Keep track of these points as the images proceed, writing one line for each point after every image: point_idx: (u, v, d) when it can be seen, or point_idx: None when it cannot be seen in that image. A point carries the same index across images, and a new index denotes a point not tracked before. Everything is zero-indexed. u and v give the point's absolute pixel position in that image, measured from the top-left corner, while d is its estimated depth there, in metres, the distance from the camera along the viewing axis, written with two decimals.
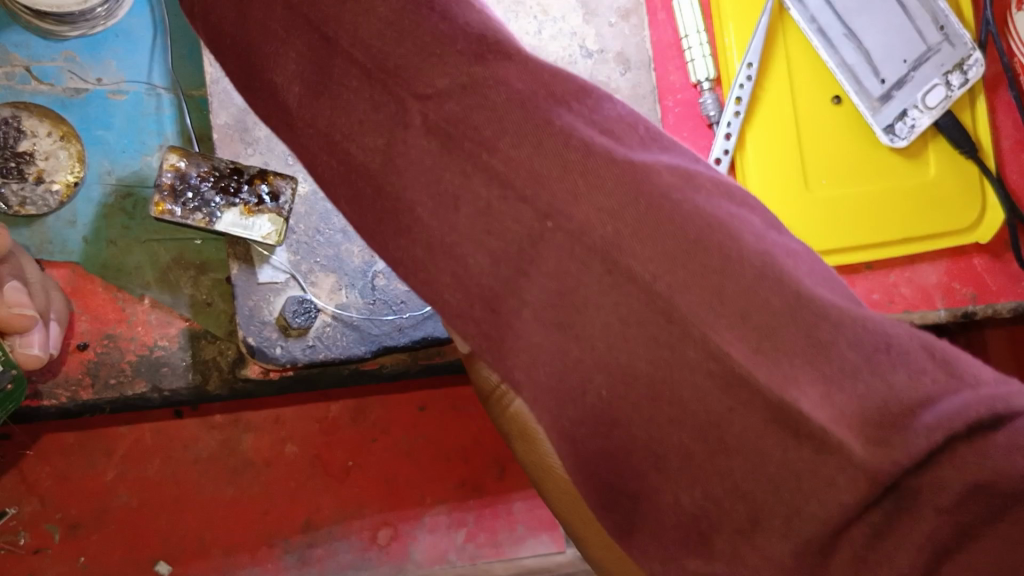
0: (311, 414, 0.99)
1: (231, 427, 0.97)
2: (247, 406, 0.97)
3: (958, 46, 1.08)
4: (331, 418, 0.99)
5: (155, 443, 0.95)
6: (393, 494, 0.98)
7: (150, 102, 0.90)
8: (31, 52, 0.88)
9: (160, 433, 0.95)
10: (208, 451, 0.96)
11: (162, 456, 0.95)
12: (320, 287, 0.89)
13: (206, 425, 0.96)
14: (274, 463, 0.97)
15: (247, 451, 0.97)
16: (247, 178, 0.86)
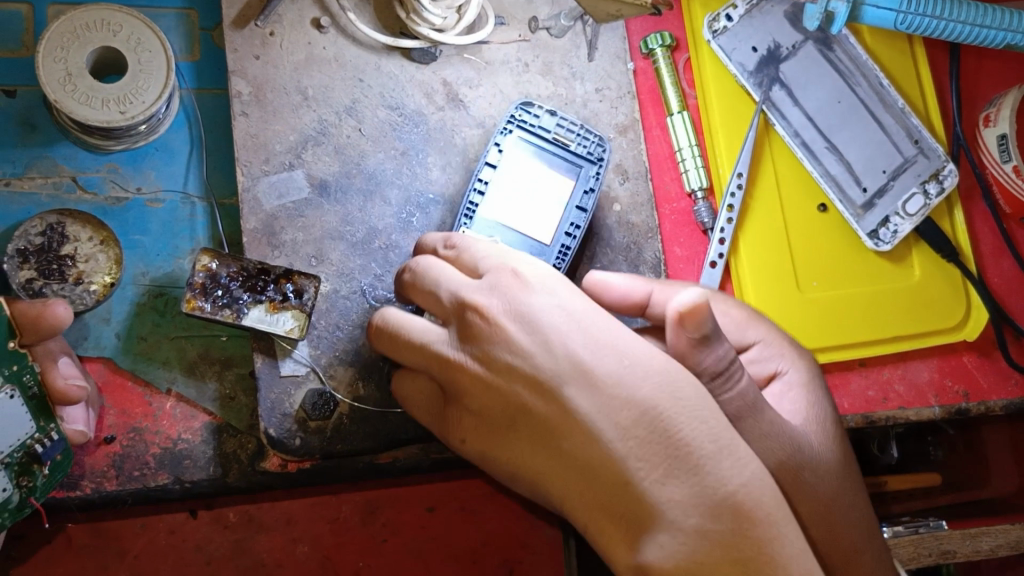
0: (323, 515, 0.98)
1: (243, 528, 0.95)
2: (259, 507, 0.96)
3: (932, 158, 1.17)
4: (342, 518, 0.98)
5: (168, 544, 0.93)
6: None
7: (185, 210, 0.97)
8: (77, 164, 0.95)
9: (173, 534, 0.93)
10: (221, 552, 0.94)
11: (174, 556, 0.93)
12: (338, 380, 0.94)
13: (219, 526, 0.94)
14: (285, 564, 0.96)
15: (259, 552, 0.95)
16: (273, 278, 0.92)
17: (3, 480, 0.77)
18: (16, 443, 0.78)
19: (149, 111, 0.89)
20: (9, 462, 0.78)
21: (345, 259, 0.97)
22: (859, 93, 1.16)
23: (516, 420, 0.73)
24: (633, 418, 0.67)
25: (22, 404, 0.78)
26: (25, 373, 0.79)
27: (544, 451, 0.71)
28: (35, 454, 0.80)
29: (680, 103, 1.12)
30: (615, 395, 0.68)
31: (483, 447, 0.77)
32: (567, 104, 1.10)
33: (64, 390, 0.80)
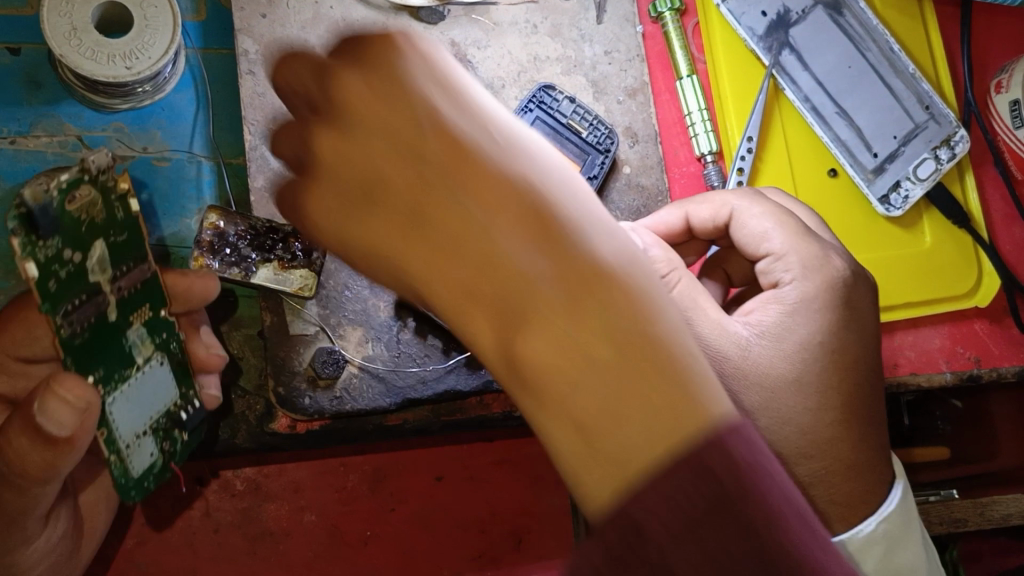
0: (329, 484, 0.99)
1: (251, 496, 0.97)
2: (267, 477, 0.97)
3: (944, 124, 1.15)
4: (349, 488, 0.99)
5: (176, 512, 0.95)
6: (409, 564, 0.98)
7: (192, 169, 0.97)
8: (84, 123, 0.94)
9: (180, 502, 0.95)
10: (229, 519, 0.96)
11: (183, 523, 0.95)
12: (348, 340, 0.93)
13: (227, 495, 0.96)
14: (292, 533, 0.97)
15: (267, 520, 0.97)
16: (282, 236, 0.92)
17: (151, 446, 0.73)
18: (160, 410, 0.75)
19: (155, 67, 0.89)
20: (155, 428, 0.75)
21: None
22: (869, 58, 1.14)
23: (375, 189, 0.55)
24: (506, 189, 0.50)
25: (168, 372, 0.76)
26: (173, 340, 0.76)
27: (406, 235, 0.53)
28: (175, 419, 0.77)
29: (689, 66, 1.11)
30: (483, 169, 0.51)
31: (338, 227, 0.58)
32: (576, 66, 1.09)
33: (205, 357, 0.81)
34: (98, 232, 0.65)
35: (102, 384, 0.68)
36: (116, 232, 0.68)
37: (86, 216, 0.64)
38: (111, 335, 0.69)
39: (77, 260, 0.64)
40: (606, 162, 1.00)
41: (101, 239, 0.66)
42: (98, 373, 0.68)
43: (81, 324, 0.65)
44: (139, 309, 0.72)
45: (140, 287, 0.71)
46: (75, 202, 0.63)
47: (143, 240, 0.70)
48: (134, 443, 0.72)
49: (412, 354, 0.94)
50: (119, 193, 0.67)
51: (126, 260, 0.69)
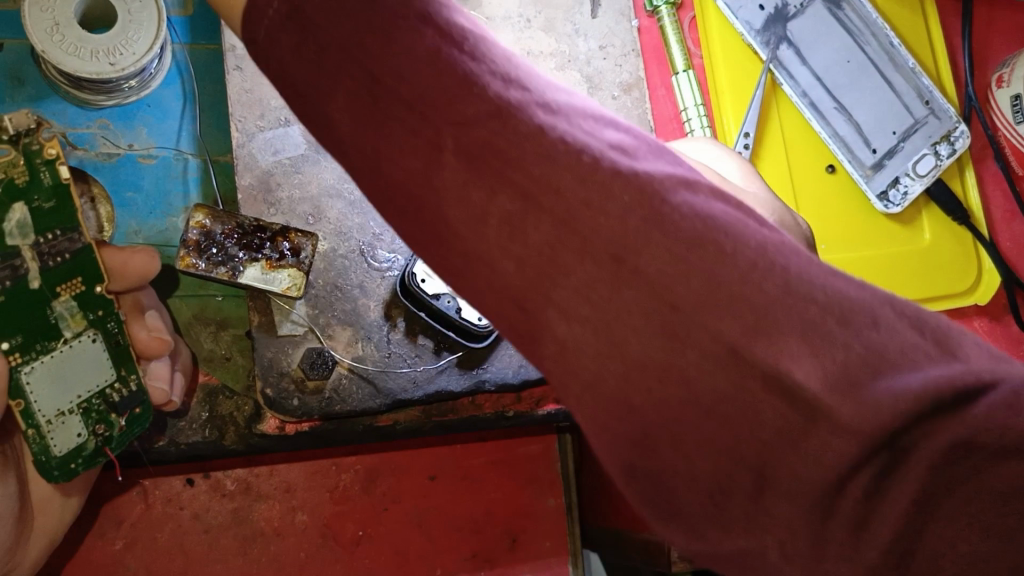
0: (322, 483, 0.96)
1: (241, 496, 0.93)
2: (258, 476, 0.94)
3: (944, 120, 1.13)
4: (342, 487, 0.96)
5: (165, 512, 0.92)
6: (404, 566, 0.95)
7: (178, 166, 0.95)
8: (67, 120, 0.93)
9: (170, 503, 0.92)
10: (219, 520, 0.92)
11: (172, 524, 0.92)
12: (337, 340, 0.92)
13: (217, 494, 0.93)
14: (284, 534, 0.94)
15: (258, 521, 0.93)
16: (269, 235, 0.90)
17: (77, 426, 0.69)
18: (92, 390, 0.69)
19: (140, 62, 0.87)
20: (85, 410, 0.69)
21: (343, 218, 0.94)
22: (868, 52, 1.12)
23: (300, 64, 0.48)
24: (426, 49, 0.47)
25: (103, 350, 0.70)
26: (111, 320, 0.71)
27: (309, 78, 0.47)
28: (112, 403, 0.71)
29: (685, 60, 1.08)
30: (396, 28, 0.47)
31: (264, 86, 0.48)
32: (571, 62, 1.08)
33: (147, 342, 0.73)
34: (15, 195, 0.65)
35: (17, 352, 0.65)
36: (41, 197, 0.66)
37: (4, 177, 0.64)
38: (33, 303, 0.66)
39: None
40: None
41: (22, 203, 0.65)
42: (15, 340, 0.65)
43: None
44: (67, 282, 0.68)
45: (67, 257, 0.68)
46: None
47: (67, 208, 0.67)
48: (57, 420, 0.67)
49: (403, 354, 0.93)
50: (45, 158, 0.66)
51: (50, 226, 0.67)
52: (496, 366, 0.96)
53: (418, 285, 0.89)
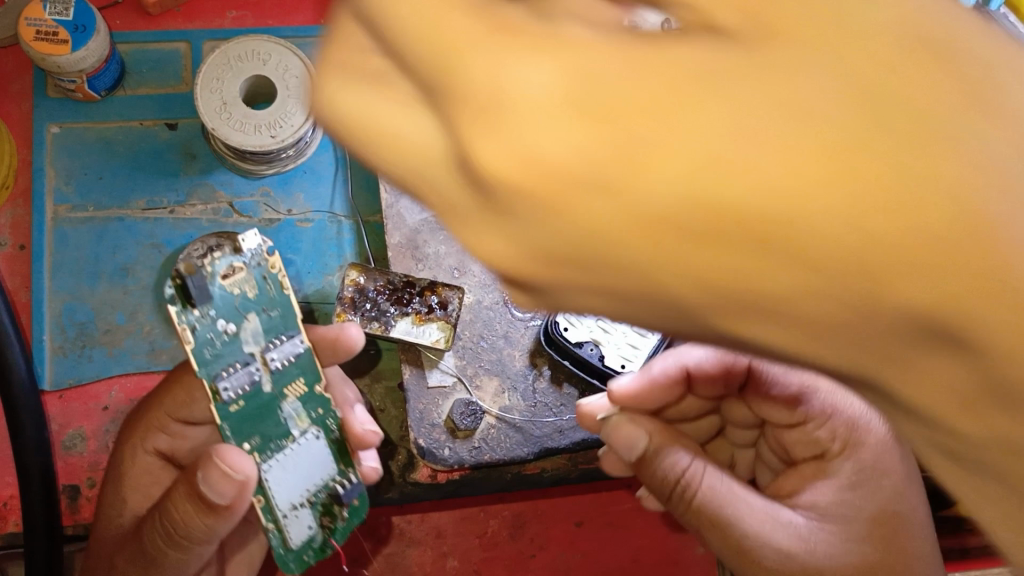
0: (471, 529, 0.98)
1: (395, 541, 0.96)
2: (411, 523, 0.97)
3: None
4: (490, 533, 0.98)
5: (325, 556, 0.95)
6: None
7: (332, 228, 1.01)
8: (234, 189, 1.00)
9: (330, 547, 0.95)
10: (375, 565, 0.96)
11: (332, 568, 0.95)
12: (484, 390, 0.94)
13: (372, 540, 0.96)
14: None
15: (411, 565, 0.96)
16: (418, 289, 0.93)
17: (307, 519, 0.74)
18: (317, 485, 0.74)
19: (297, 134, 0.93)
20: (314, 502, 0.74)
21: (487, 270, 0.98)
22: None
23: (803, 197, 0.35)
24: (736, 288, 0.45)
25: (325, 446, 0.74)
26: (330, 417, 0.75)
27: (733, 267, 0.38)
28: (336, 495, 0.75)
29: None
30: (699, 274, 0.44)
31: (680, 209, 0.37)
32: None
33: (361, 436, 0.79)
34: (248, 307, 0.69)
35: (256, 453, 0.70)
36: (268, 307, 0.71)
37: (240, 291, 0.69)
38: (264, 407, 0.71)
39: (229, 332, 0.69)
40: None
41: (256, 313, 0.70)
42: (253, 442, 0.71)
43: (235, 392, 0.69)
44: (292, 383, 0.72)
45: (292, 360, 0.72)
46: (229, 277, 0.69)
47: (291, 315, 0.71)
48: (290, 514, 0.72)
49: (549, 403, 0.95)
50: (272, 269, 0.70)
51: (279, 332, 0.71)
52: None
53: (561, 334, 0.92)
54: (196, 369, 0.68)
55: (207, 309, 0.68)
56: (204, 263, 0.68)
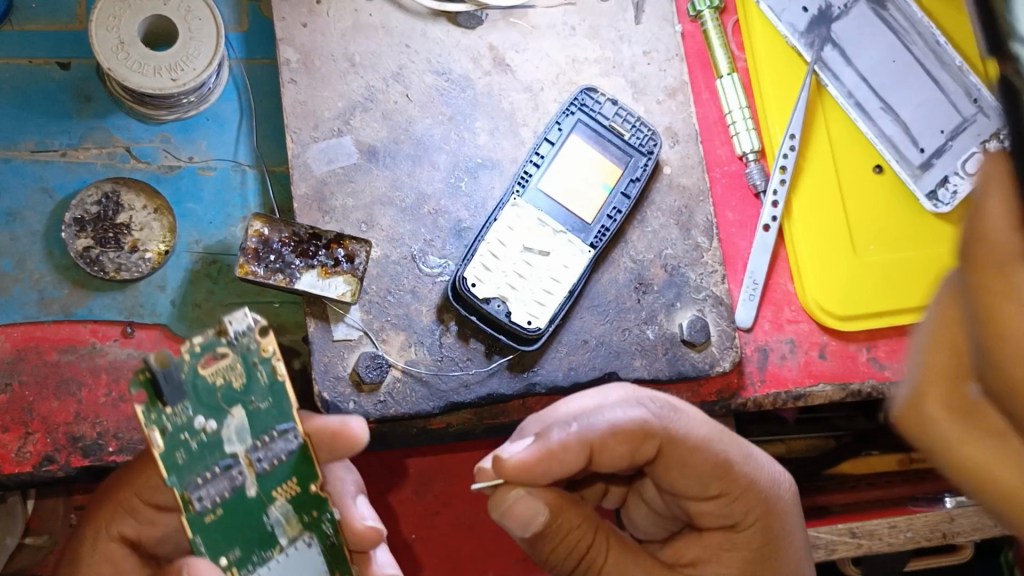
0: (376, 489, 1.01)
1: None
2: None
3: (993, 117, 1.13)
4: (393, 493, 1.01)
5: None
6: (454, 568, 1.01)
7: (236, 178, 0.98)
8: (131, 134, 0.97)
9: None
10: None
11: None
12: (391, 344, 0.94)
13: None
14: None
15: None
16: (324, 242, 0.92)
17: None
18: None
19: (200, 79, 0.90)
20: None
21: (395, 224, 0.96)
22: (915, 52, 1.14)
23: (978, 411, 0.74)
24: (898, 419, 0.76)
25: (317, 553, 0.74)
26: (324, 521, 0.74)
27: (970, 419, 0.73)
28: None
29: (729, 65, 1.13)
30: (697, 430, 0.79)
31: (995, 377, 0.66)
32: (615, 67, 1.08)
33: (360, 533, 0.81)
34: (232, 400, 0.70)
35: (236, 566, 0.72)
36: (256, 398, 0.71)
37: (223, 381, 0.70)
38: (253, 511, 0.72)
39: (211, 429, 0.70)
40: (650, 165, 0.99)
41: (240, 406, 0.71)
42: (233, 554, 0.72)
43: (213, 500, 0.70)
44: (283, 485, 0.73)
45: (282, 460, 0.72)
46: (210, 367, 0.69)
47: (282, 405, 0.71)
48: None
49: (455, 358, 0.95)
50: (261, 357, 0.71)
51: (267, 428, 0.71)
52: (547, 370, 0.97)
53: (469, 290, 0.91)
54: (165, 474, 0.69)
55: (182, 407, 0.69)
56: (181, 351, 0.69)
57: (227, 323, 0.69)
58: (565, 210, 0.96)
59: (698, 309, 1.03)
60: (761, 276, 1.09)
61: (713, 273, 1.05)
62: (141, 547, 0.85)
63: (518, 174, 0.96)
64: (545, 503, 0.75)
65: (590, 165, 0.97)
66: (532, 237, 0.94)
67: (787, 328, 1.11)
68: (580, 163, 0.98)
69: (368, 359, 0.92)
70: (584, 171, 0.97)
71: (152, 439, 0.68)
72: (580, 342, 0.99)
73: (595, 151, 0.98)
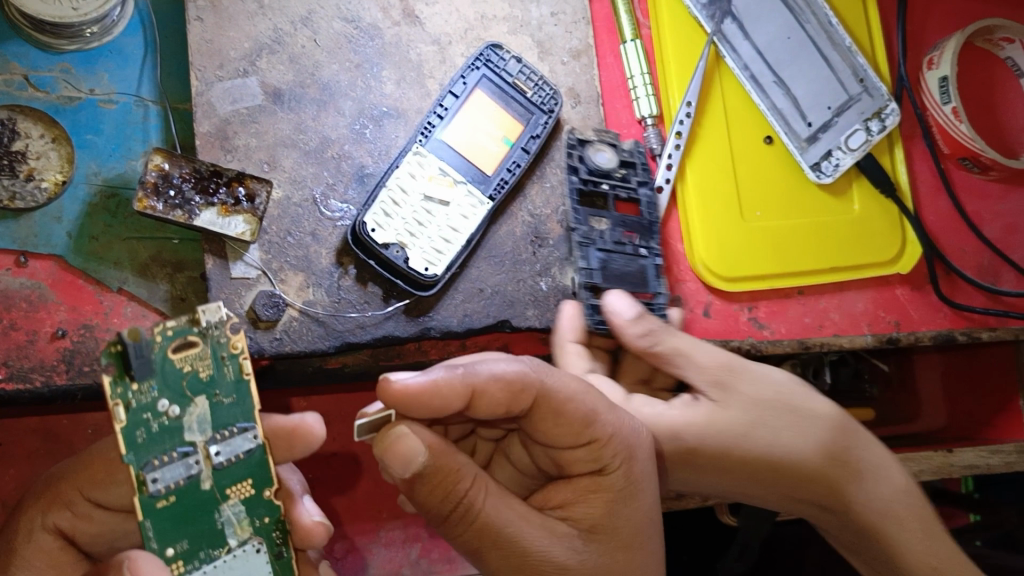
0: None
1: None
2: None
3: (876, 97, 1.20)
4: None
5: None
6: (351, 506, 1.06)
7: (138, 113, 0.98)
8: (30, 62, 0.96)
9: None
10: None
11: None
12: (289, 285, 0.96)
13: None
14: None
15: None
16: (225, 180, 0.93)
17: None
18: None
19: (102, 10, 0.92)
20: None
21: (298, 167, 0.98)
22: (809, 29, 1.18)
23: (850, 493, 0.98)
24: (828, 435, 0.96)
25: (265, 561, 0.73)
26: (275, 529, 0.74)
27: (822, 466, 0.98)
28: None
29: (633, 31, 1.17)
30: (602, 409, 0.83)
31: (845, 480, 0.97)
32: (523, 26, 1.11)
33: (308, 528, 0.80)
34: (197, 390, 0.72)
35: (181, 559, 0.71)
36: (221, 393, 0.72)
37: (190, 369, 0.71)
38: (202, 505, 0.72)
39: (173, 415, 0.71)
40: (549, 124, 1.02)
41: (205, 398, 0.72)
42: (181, 546, 0.71)
43: (169, 485, 0.70)
44: (238, 484, 0.73)
45: (241, 459, 0.73)
46: (179, 352, 0.71)
47: (245, 403, 0.73)
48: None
49: (352, 300, 0.97)
50: (230, 354, 0.73)
51: (228, 423, 0.72)
52: (442, 315, 1.01)
53: (368, 235, 0.94)
54: (122, 450, 0.69)
55: (148, 385, 0.70)
56: (155, 332, 0.70)
57: (201, 312, 0.72)
58: (466, 161, 0.99)
59: None
60: (652, 236, 1.14)
61: None
62: (76, 543, 0.82)
63: (422, 124, 0.99)
64: (426, 443, 0.74)
65: (490, 118, 1.00)
66: (433, 185, 0.97)
67: (675, 287, 1.17)
68: (480, 116, 1.01)
69: (264, 298, 0.94)
70: (484, 125, 1.00)
71: (115, 412, 0.69)
72: (476, 290, 1.02)
73: (497, 106, 1.01)
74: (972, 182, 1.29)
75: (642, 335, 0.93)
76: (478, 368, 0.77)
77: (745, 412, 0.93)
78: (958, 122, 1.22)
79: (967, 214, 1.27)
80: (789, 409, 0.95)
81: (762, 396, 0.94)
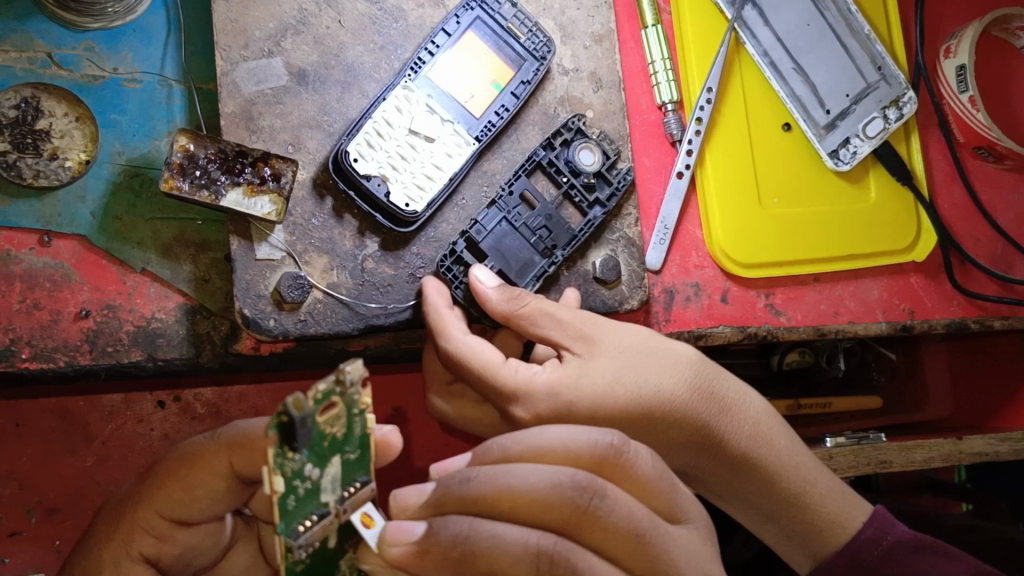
0: None
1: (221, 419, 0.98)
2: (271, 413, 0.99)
3: (893, 85, 1.21)
4: None
5: None
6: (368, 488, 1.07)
7: (162, 92, 0.98)
8: (53, 40, 0.96)
9: None
10: None
11: None
12: (313, 267, 0.96)
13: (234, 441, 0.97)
14: None
15: None
16: (251, 160, 0.93)
17: None
18: None
19: None
20: None
21: (322, 148, 0.98)
22: (828, 17, 1.19)
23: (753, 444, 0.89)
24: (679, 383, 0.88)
25: None
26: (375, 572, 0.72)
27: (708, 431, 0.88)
28: None
29: (654, 15, 1.17)
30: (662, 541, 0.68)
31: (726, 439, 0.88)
32: (546, 10, 1.10)
33: None
34: (335, 449, 0.63)
35: None
36: (348, 448, 0.64)
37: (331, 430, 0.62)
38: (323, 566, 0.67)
39: (315, 479, 0.62)
40: (541, 70, 1.03)
41: (338, 456, 0.64)
42: None
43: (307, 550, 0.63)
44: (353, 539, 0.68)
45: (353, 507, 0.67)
46: (326, 415, 0.60)
47: (366, 454, 0.66)
48: None
49: (376, 283, 0.97)
50: (359, 408, 0.63)
51: (352, 477, 0.65)
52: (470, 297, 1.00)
53: (350, 164, 0.94)
54: (278, 523, 0.60)
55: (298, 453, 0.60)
56: (311, 397, 0.58)
57: (347, 372, 0.59)
58: (458, 104, 1.00)
59: (611, 248, 1.08)
60: (671, 221, 1.14)
61: (627, 215, 1.10)
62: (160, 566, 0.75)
63: (412, 59, 0.99)
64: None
65: (481, 64, 1.01)
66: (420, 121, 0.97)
67: (693, 272, 1.17)
68: (472, 57, 1.01)
69: (290, 281, 0.93)
70: (475, 69, 1.01)
71: (276, 488, 0.59)
72: None
73: (487, 49, 1.02)
74: (987, 172, 1.30)
75: (505, 297, 0.90)
76: (480, 554, 0.63)
77: (611, 356, 0.87)
78: (975, 111, 1.23)
79: (982, 204, 1.28)
80: (650, 351, 0.88)
81: (626, 339, 0.89)
